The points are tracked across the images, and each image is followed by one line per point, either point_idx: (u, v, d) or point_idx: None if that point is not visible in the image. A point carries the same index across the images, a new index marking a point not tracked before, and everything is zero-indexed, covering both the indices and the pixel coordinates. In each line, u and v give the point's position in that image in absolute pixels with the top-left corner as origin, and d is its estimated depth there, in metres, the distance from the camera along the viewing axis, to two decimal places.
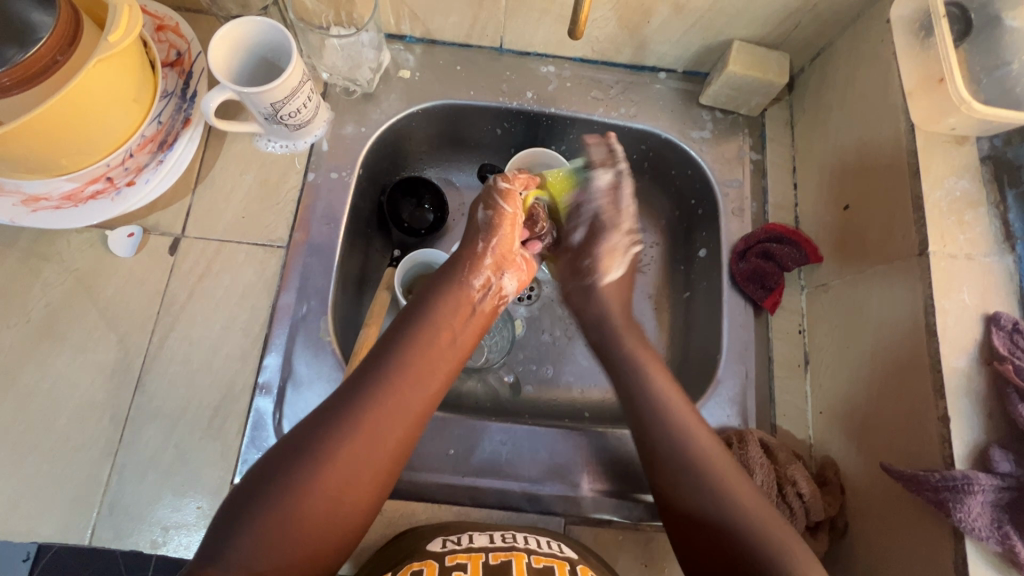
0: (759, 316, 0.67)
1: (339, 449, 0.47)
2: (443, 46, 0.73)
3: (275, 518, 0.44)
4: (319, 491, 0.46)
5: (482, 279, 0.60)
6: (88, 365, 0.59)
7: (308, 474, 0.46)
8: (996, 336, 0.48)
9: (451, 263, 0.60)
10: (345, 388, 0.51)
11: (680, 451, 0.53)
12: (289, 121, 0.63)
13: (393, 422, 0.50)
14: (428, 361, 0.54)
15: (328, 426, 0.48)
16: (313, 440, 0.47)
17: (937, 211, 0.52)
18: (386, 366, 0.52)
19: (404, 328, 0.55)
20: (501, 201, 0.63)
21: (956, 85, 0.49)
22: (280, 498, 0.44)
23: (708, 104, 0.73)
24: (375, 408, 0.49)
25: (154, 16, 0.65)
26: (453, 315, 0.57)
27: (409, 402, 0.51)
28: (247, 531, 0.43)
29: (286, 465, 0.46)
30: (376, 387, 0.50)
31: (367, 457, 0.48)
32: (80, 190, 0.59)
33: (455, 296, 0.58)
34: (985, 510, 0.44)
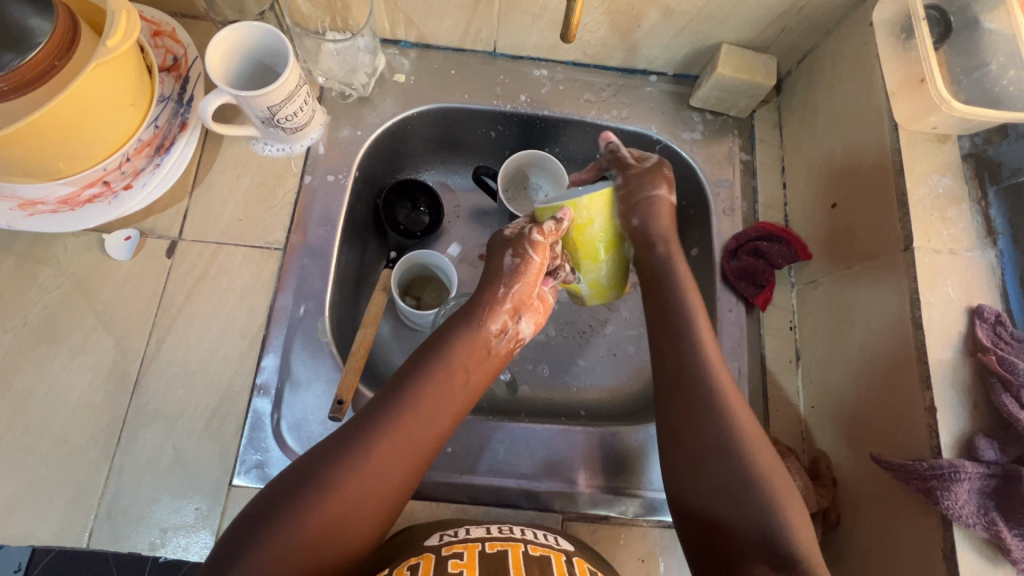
0: (750, 313, 0.68)
1: (346, 480, 0.48)
2: (437, 50, 0.75)
3: (278, 541, 0.44)
4: (324, 519, 0.46)
5: (499, 323, 0.59)
6: (86, 367, 0.60)
7: (316, 504, 0.46)
8: (979, 327, 0.50)
9: (470, 305, 0.60)
10: (360, 417, 0.52)
11: (727, 430, 0.52)
12: (285, 125, 0.64)
13: (402, 458, 0.51)
14: (441, 401, 0.54)
15: (339, 457, 0.49)
16: (322, 469, 0.48)
17: (921, 208, 0.54)
18: (398, 401, 0.53)
19: (415, 365, 0.56)
20: (530, 251, 0.59)
21: (936, 85, 0.51)
22: (285, 525, 0.45)
23: (698, 106, 0.75)
24: (388, 443, 0.50)
25: (151, 22, 0.65)
26: (469, 355, 0.57)
27: (420, 439, 0.52)
28: (251, 552, 0.43)
29: (297, 490, 0.47)
30: (388, 423, 0.51)
31: (378, 488, 0.49)
32: (76, 194, 0.60)
33: (468, 336, 0.58)
34: (972, 497, 0.45)
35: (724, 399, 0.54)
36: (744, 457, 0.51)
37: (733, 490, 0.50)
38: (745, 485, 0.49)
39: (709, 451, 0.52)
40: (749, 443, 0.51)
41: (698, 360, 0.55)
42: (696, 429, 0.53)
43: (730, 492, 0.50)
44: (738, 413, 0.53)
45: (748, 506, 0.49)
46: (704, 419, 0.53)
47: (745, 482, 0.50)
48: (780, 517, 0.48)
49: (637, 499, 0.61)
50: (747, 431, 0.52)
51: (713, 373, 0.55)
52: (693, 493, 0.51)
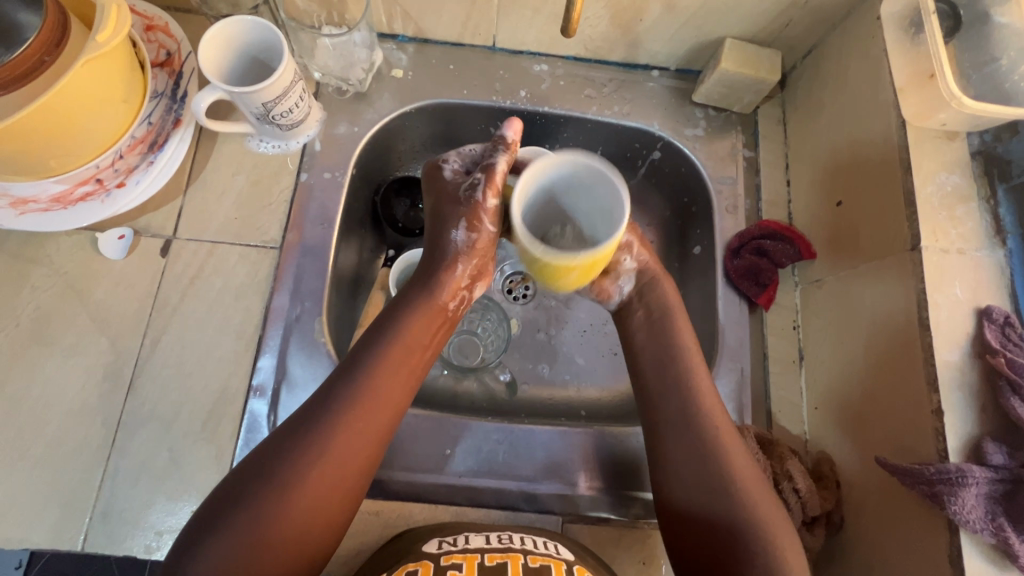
0: (753, 313, 0.67)
1: (299, 475, 0.46)
2: (435, 45, 0.73)
3: (237, 539, 0.44)
4: (281, 514, 0.45)
5: (454, 295, 0.55)
6: (80, 368, 0.59)
7: (266, 498, 0.45)
8: (988, 329, 0.49)
9: (420, 276, 0.55)
10: (305, 408, 0.49)
11: (688, 426, 0.53)
12: (281, 121, 0.63)
13: (354, 443, 0.48)
14: (391, 380, 0.51)
15: (290, 449, 0.47)
16: (269, 465, 0.46)
17: (929, 206, 0.53)
18: (343, 386, 0.50)
19: (366, 347, 0.52)
20: (485, 223, 0.53)
21: (946, 81, 0.50)
22: (241, 521, 0.44)
23: (701, 101, 0.74)
24: (333, 431, 0.48)
25: (143, 16, 0.64)
26: (421, 331, 0.53)
27: (366, 421, 0.49)
28: (214, 546, 0.44)
29: (246, 489, 0.45)
30: (336, 410, 0.48)
31: (331, 475, 0.47)
32: (69, 192, 0.59)
33: (424, 311, 0.54)
34: (980, 503, 0.45)
35: (695, 406, 0.54)
36: (710, 448, 0.52)
37: (713, 501, 0.50)
38: (710, 470, 0.51)
39: (677, 442, 0.53)
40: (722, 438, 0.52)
41: (676, 360, 0.56)
42: (660, 410, 0.55)
43: (701, 477, 0.51)
44: (708, 412, 0.53)
45: (721, 512, 0.50)
46: (671, 402, 0.54)
47: (711, 466, 0.51)
48: (750, 503, 0.49)
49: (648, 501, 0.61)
50: (717, 420, 0.53)
51: (689, 378, 0.55)
52: (673, 474, 0.52)
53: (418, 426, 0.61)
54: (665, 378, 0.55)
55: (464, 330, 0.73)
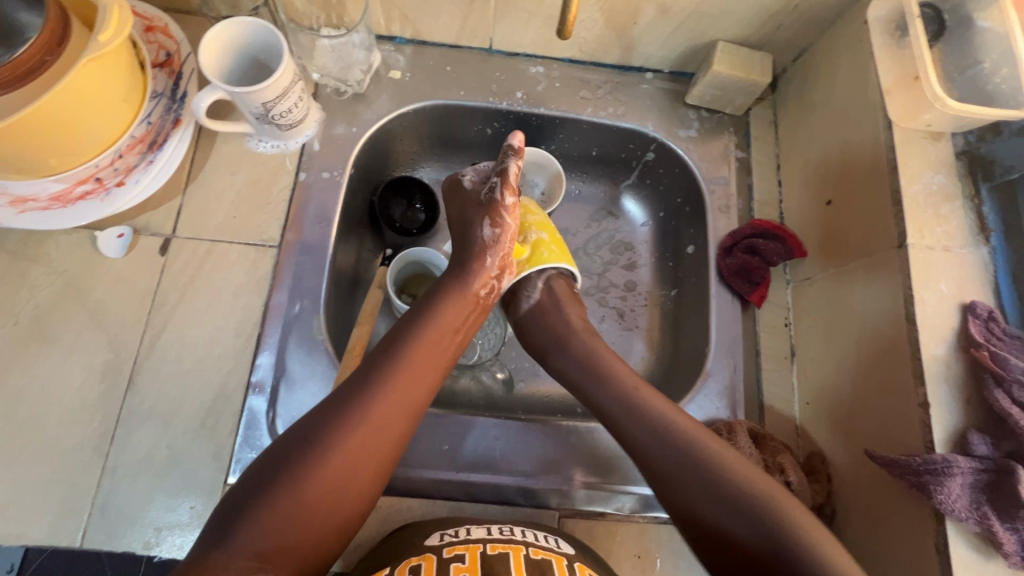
0: (746, 310, 0.68)
1: (346, 439, 0.48)
2: (433, 46, 0.74)
3: (277, 507, 0.44)
4: (323, 479, 0.46)
5: (484, 282, 0.61)
6: (78, 366, 0.59)
7: (313, 464, 0.46)
8: (972, 324, 0.50)
9: (455, 266, 0.61)
10: (349, 381, 0.52)
11: (651, 432, 0.54)
12: (280, 121, 0.64)
13: (400, 412, 0.51)
14: (433, 355, 0.55)
15: (339, 415, 0.49)
16: (318, 429, 0.48)
17: (916, 205, 0.54)
18: (388, 359, 0.53)
19: (408, 324, 0.56)
20: (504, 216, 0.62)
21: (931, 83, 0.51)
22: (283, 487, 0.45)
23: (694, 103, 0.75)
24: (383, 400, 0.51)
25: (143, 18, 0.65)
26: (459, 313, 0.58)
27: (411, 395, 0.52)
28: (253, 516, 0.44)
29: (292, 454, 0.47)
30: (386, 378, 0.52)
31: (377, 442, 0.49)
32: (68, 190, 0.59)
33: (460, 292, 0.59)
34: (965, 492, 0.46)
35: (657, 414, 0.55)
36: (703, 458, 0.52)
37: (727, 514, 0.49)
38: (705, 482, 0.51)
39: (661, 446, 0.53)
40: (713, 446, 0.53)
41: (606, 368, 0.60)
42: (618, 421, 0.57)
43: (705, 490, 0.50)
44: (669, 418, 0.55)
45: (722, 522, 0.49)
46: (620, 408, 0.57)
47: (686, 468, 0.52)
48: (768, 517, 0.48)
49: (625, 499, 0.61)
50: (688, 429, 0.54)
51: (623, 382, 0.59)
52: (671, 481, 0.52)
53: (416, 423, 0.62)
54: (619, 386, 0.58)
55: None
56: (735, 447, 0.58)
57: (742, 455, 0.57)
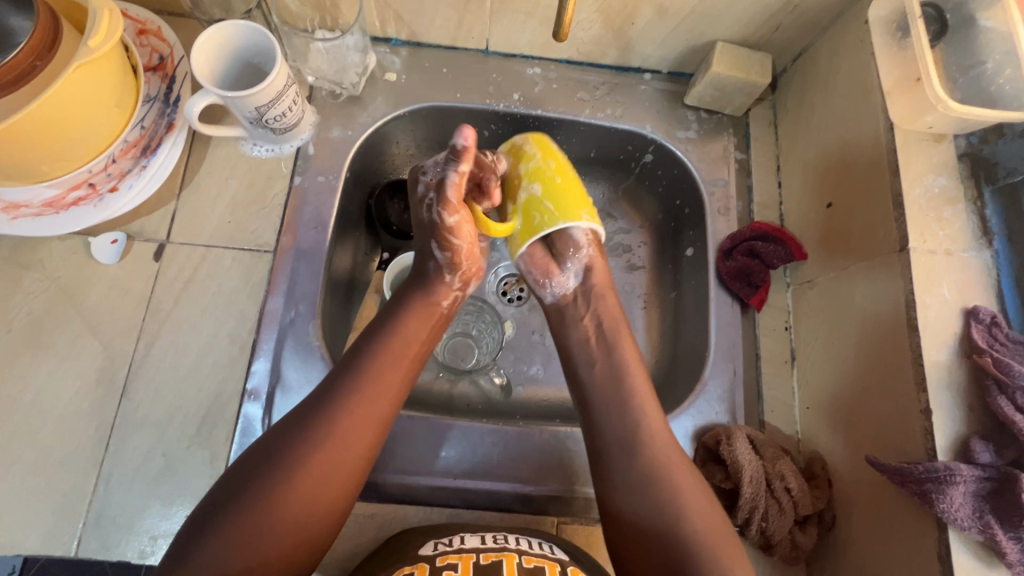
0: (746, 314, 0.68)
1: (308, 459, 0.47)
2: (429, 48, 0.73)
3: (236, 527, 0.44)
4: (283, 502, 0.46)
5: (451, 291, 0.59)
6: (73, 373, 0.59)
7: (268, 486, 0.46)
8: (975, 329, 0.49)
9: (419, 273, 0.59)
10: (306, 400, 0.51)
11: (622, 436, 0.54)
12: (274, 125, 0.63)
13: (363, 429, 0.50)
14: (397, 369, 0.54)
15: (306, 429, 0.48)
16: (280, 448, 0.47)
17: (917, 208, 0.53)
18: (349, 375, 0.52)
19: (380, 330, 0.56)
20: (451, 235, 0.57)
21: (933, 84, 0.50)
22: (241, 509, 0.45)
23: (692, 104, 0.74)
24: (341, 420, 0.49)
25: (135, 20, 0.64)
26: (423, 325, 0.57)
27: (372, 411, 0.51)
28: (213, 539, 0.44)
29: (251, 476, 0.46)
30: (354, 388, 0.51)
31: (336, 461, 0.48)
32: (61, 196, 0.59)
33: (426, 305, 0.57)
34: (967, 500, 0.45)
35: (630, 417, 0.55)
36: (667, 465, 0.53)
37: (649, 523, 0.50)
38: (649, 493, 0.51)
39: (615, 451, 0.54)
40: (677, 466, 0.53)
41: (603, 375, 0.58)
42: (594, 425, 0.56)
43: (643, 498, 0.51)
44: (642, 421, 0.55)
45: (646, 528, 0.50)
46: (604, 416, 0.56)
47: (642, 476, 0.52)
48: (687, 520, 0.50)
49: None
50: (658, 437, 0.54)
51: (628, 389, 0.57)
52: (618, 488, 0.53)
53: (412, 429, 0.61)
54: (589, 393, 0.58)
55: (458, 333, 0.74)
56: (734, 453, 0.57)
57: (741, 460, 0.57)
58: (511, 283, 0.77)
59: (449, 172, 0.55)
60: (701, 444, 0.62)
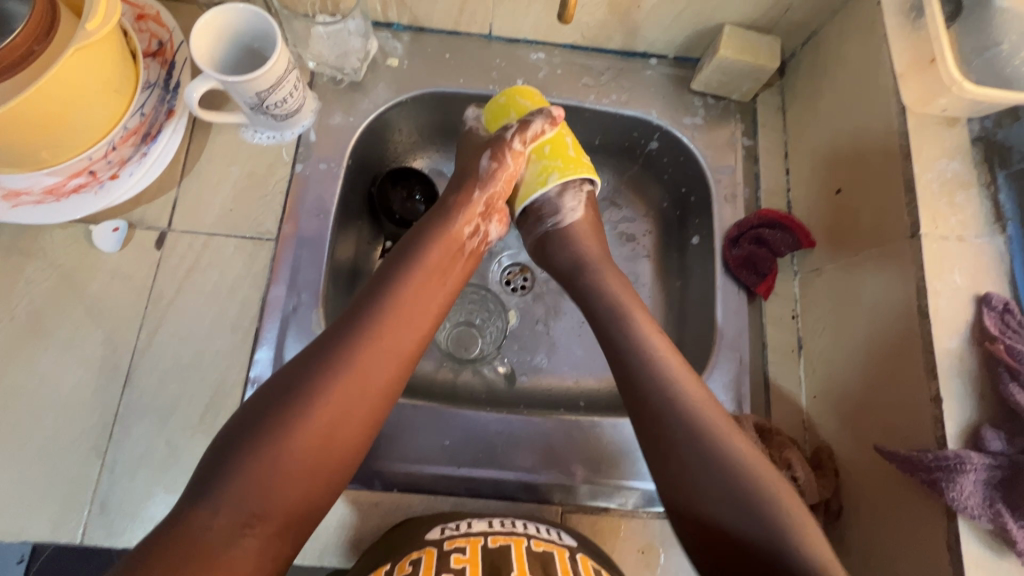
0: (752, 302, 0.67)
1: (331, 389, 0.47)
2: (432, 33, 0.72)
3: (258, 460, 0.44)
4: (308, 432, 0.45)
5: (470, 225, 0.60)
6: (76, 361, 0.58)
7: (293, 415, 0.46)
8: (987, 316, 0.48)
9: (439, 208, 0.60)
10: (329, 332, 0.51)
11: (672, 407, 0.51)
12: (276, 111, 0.62)
13: (388, 359, 0.50)
14: (418, 303, 0.54)
15: (321, 363, 0.48)
16: (301, 379, 0.47)
17: (929, 193, 0.52)
18: (371, 307, 0.52)
19: (391, 272, 0.55)
20: (506, 155, 0.60)
21: (947, 66, 0.49)
22: (265, 441, 0.44)
23: (699, 90, 0.73)
24: (367, 347, 0.50)
25: (134, 6, 0.64)
26: (440, 258, 0.57)
27: (399, 342, 0.51)
28: (234, 470, 0.43)
29: (273, 404, 0.46)
30: (374, 319, 0.51)
31: (360, 390, 0.48)
32: (62, 184, 0.58)
33: (446, 238, 0.58)
34: (978, 489, 0.44)
35: (671, 380, 0.53)
36: (709, 429, 0.50)
37: (732, 509, 0.46)
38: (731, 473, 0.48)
39: (676, 421, 0.51)
40: (716, 420, 0.51)
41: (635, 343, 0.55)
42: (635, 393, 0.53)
43: (721, 483, 0.47)
44: (678, 382, 0.53)
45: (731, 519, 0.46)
46: (647, 379, 0.53)
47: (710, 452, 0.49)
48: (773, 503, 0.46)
49: (612, 489, 0.61)
50: (705, 407, 0.51)
51: (660, 361, 0.54)
52: (680, 452, 0.50)
53: (415, 418, 0.61)
54: (630, 357, 0.55)
55: (461, 322, 0.74)
56: None
57: None
58: (514, 272, 0.77)
59: (536, 117, 0.59)
60: None
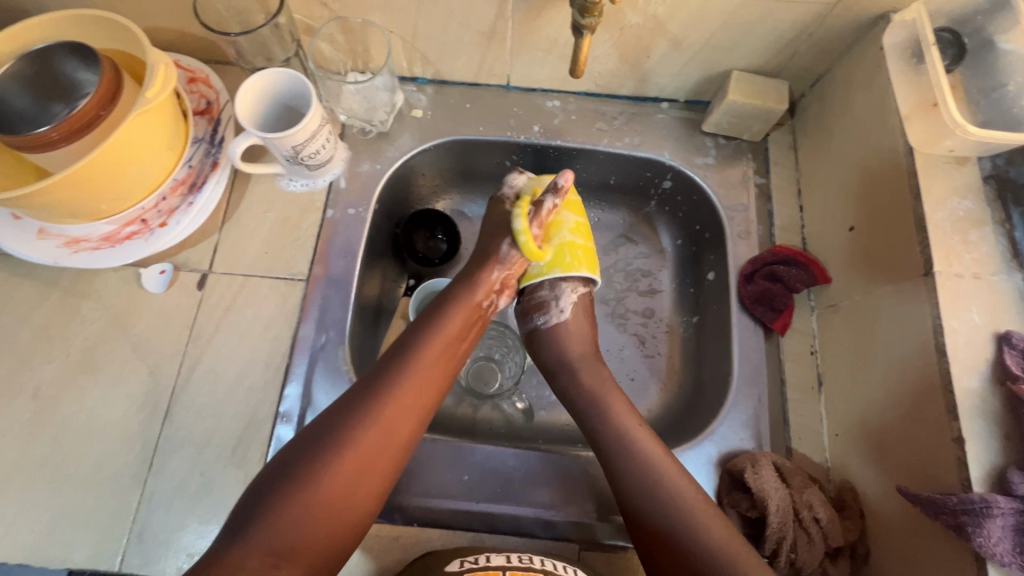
0: (769, 339, 0.67)
1: (359, 437, 0.52)
2: (453, 85, 0.77)
3: (289, 508, 0.48)
4: (334, 481, 0.50)
5: (488, 294, 0.63)
6: (122, 395, 0.63)
7: (323, 463, 0.50)
8: (1008, 355, 0.48)
9: (462, 272, 0.64)
10: (363, 382, 0.55)
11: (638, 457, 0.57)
12: (309, 162, 0.67)
13: (411, 415, 0.55)
14: (441, 361, 0.58)
15: (354, 412, 0.53)
16: (334, 428, 0.52)
17: (941, 231, 0.53)
18: (401, 363, 0.56)
19: (422, 325, 0.60)
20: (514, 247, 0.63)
21: (949, 109, 0.51)
22: (296, 487, 0.49)
23: (710, 131, 0.75)
24: (394, 402, 0.54)
25: (187, 70, 0.71)
26: (463, 319, 0.61)
27: (420, 398, 0.56)
28: (266, 516, 0.48)
29: (306, 451, 0.51)
30: (402, 376, 0.56)
31: (383, 441, 0.53)
32: (117, 232, 0.64)
33: (467, 298, 0.62)
34: (1008, 535, 0.43)
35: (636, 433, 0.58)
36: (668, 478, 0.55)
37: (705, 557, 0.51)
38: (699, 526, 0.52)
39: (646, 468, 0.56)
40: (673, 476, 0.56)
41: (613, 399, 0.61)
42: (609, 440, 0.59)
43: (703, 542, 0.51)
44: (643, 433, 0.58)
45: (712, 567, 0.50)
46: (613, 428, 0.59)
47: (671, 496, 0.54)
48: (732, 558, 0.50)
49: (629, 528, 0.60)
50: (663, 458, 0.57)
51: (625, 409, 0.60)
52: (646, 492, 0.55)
53: (434, 452, 0.63)
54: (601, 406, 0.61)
55: (481, 356, 0.76)
56: (760, 481, 0.56)
57: (767, 489, 0.56)
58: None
59: (546, 198, 0.62)
60: (725, 471, 0.61)
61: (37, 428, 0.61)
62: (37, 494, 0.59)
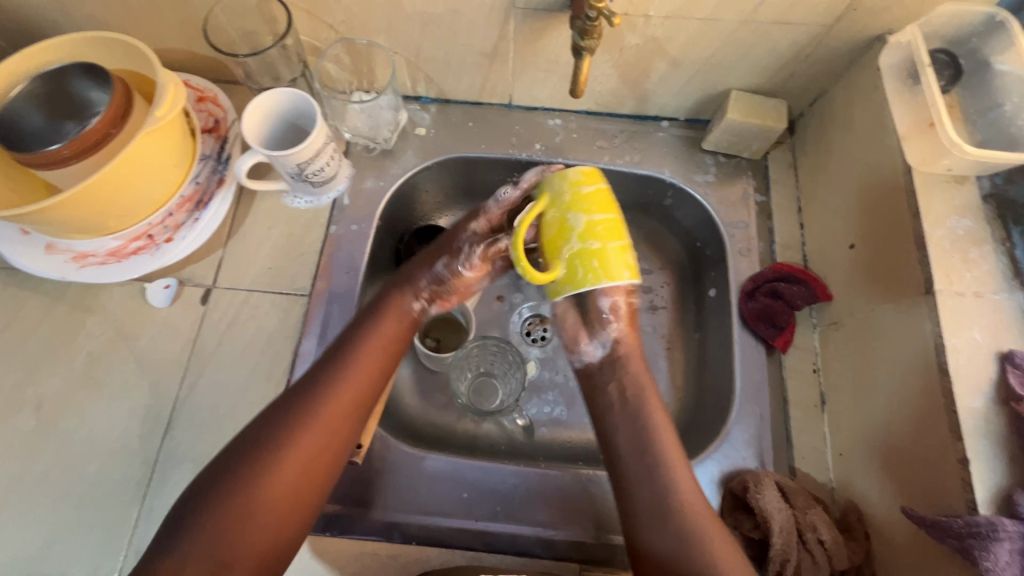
0: (771, 356, 0.67)
1: (289, 445, 0.52)
2: (456, 104, 0.78)
3: (218, 520, 0.49)
4: (260, 492, 0.50)
5: (423, 301, 0.64)
6: (123, 409, 0.63)
7: (250, 475, 0.50)
8: (1011, 375, 0.47)
9: (396, 281, 0.64)
10: (286, 393, 0.55)
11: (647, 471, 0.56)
12: (314, 179, 0.68)
13: (333, 423, 0.54)
14: (363, 369, 0.58)
15: (274, 423, 0.53)
16: (257, 440, 0.52)
17: (941, 250, 0.53)
18: (324, 374, 0.56)
19: (349, 334, 0.60)
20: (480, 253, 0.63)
21: (947, 130, 0.51)
22: (220, 501, 0.49)
23: (710, 149, 0.76)
24: (309, 415, 0.54)
25: (196, 89, 0.72)
26: (392, 328, 0.61)
27: (340, 405, 0.55)
28: (195, 528, 0.48)
29: (233, 464, 0.51)
30: (321, 386, 0.55)
31: (309, 449, 0.53)
32: (124, 246, 0.65)
33: (399, 307, 0.62)
34: (1016, 558, 0.42)
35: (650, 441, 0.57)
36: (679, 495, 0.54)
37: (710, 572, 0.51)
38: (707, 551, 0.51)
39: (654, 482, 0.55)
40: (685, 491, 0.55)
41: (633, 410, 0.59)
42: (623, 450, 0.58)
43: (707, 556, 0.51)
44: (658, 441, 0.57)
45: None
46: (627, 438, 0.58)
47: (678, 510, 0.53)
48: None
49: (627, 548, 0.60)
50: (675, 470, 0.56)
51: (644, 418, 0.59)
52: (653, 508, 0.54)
53: (434, 470, 0.62)
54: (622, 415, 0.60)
55: (483, 372, 0.74)
56: (763, 501, 0.56)
57: (770, 510, 0.55)
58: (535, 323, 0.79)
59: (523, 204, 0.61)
60: (727, 490, 0.60)
61: (39, 441, 0.61)
62: (36, 510, 0.59)
